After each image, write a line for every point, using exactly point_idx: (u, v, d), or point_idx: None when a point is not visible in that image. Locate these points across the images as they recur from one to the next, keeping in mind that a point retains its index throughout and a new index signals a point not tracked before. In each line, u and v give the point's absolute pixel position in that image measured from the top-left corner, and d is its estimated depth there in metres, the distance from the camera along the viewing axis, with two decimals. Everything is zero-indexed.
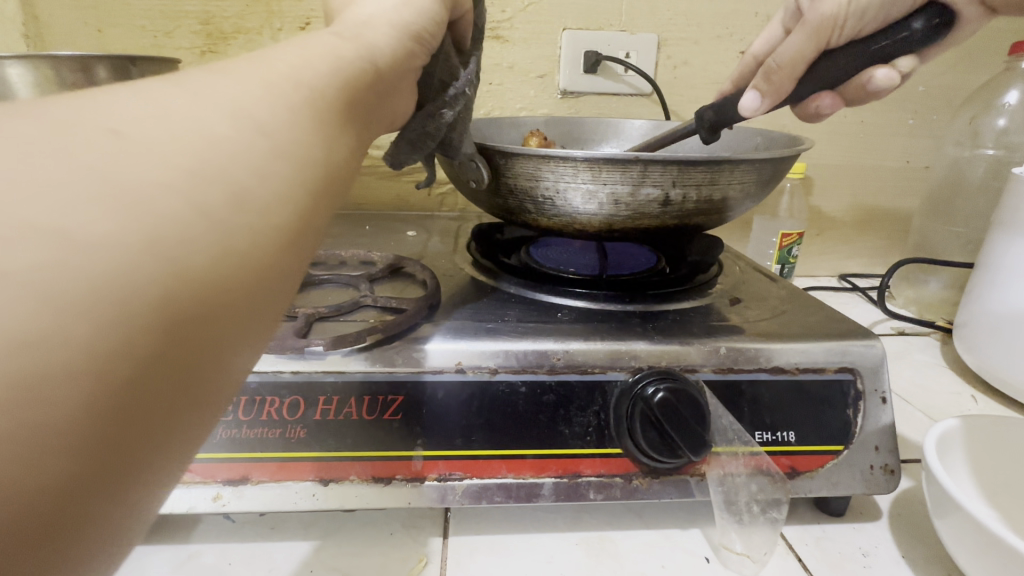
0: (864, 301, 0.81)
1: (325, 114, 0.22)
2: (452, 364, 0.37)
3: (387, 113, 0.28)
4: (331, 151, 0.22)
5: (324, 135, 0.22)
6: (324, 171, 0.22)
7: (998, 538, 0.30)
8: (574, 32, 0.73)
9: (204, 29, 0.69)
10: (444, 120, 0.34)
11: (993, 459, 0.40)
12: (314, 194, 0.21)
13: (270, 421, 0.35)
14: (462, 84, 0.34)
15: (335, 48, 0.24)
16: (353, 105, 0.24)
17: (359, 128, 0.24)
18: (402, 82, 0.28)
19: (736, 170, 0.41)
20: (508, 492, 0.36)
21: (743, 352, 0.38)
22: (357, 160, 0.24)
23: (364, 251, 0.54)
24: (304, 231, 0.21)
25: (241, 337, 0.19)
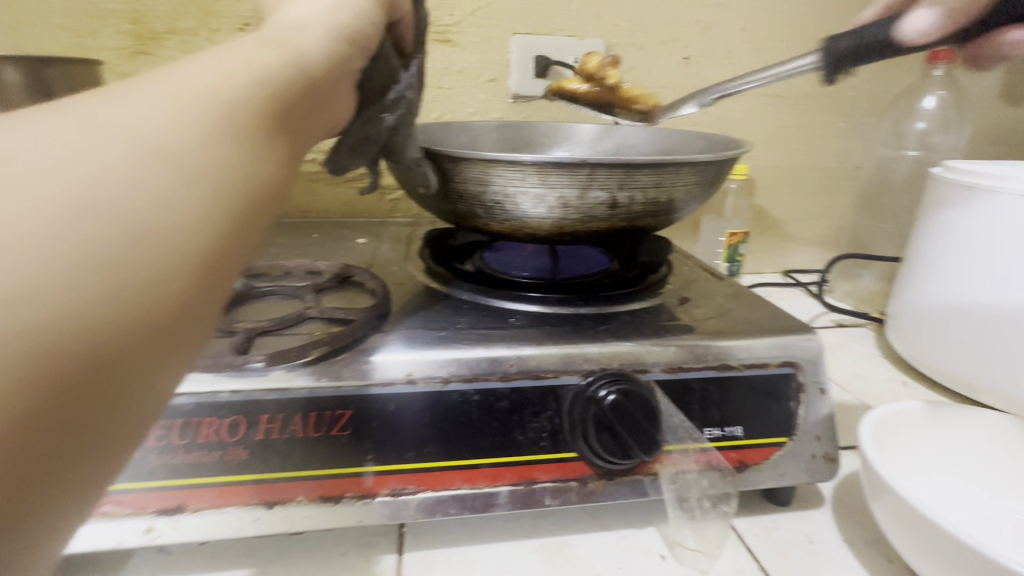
0: (806, 296, 0.86)
1: (246, 131, 0.21)
2: (403, 375, 0.36)
3: (325, 121, 0.27)
4: (257, 168, 0.21)
5: (243, 154, 0.21)
6: (243, 193, 0.20)
7: (927, 518, 0.31)
8: (522, 37, 0.74)
9: (132, 29, 0.65)
10: (384, 125, 0.34)
11: (923, 442, 0.43)
12: (231, 218, 0.20)
13: (207, 444, 0.33)
14: (403, 88, 0.34)
15: (263, 53, 0.23)
16: (283, 115, 0.23)
17: (292, 139, 0.23)
18: (340, 89, 0.27)
19: (679, 173, 0.42)
20: (464, 503, 0.36)
21: (693, 351, 0.39)
22: (291, 176, 0.23)
23: (310, 260, 0.52)
24: (234, 251, 0.20)
25: (149, 371, 0.18)
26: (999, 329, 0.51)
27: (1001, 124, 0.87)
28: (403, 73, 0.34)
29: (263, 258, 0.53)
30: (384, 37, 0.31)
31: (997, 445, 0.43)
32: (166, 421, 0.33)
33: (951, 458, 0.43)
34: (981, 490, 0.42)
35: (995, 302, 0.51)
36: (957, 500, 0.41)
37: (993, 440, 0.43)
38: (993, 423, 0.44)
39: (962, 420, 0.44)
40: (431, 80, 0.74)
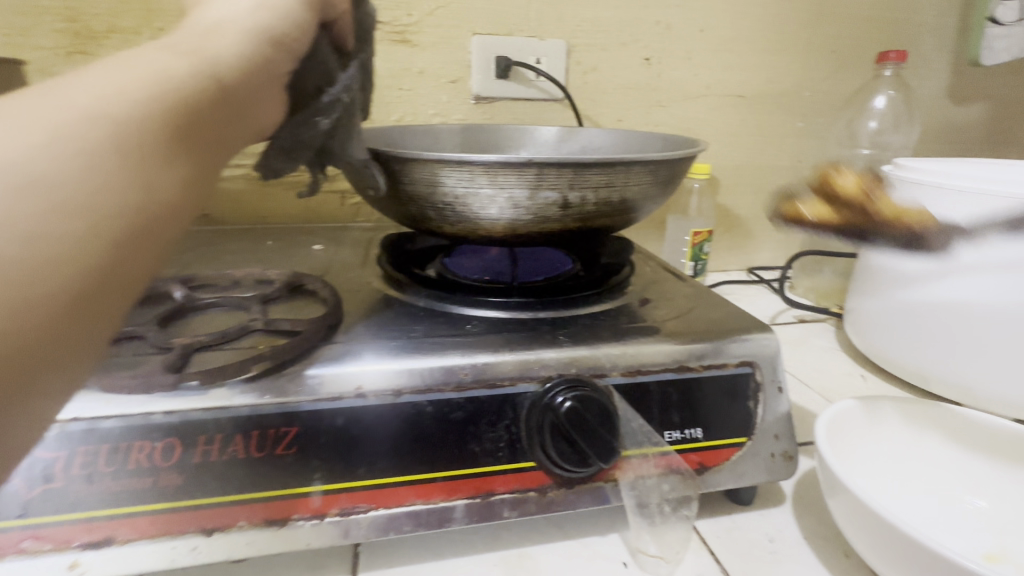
0: (769, 292, 0.87)
1: (140, 152, 0.21)
2: (352, 389, 0.34)
3: (245, 127, 0.27)
4: (148, 190, 0.21)
5: (135, 177, 0.21)
6: (131, 217, 0.21)
7: (878, 514, 0.32)
8: (483, 37, 0.73)
9: (68, 27, 0.62)
10: (318, 128, 0.34)
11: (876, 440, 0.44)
12: (117, 244, 0.21)
13: (139, 470, 0.31)
14: (338, 90, 0.34)
15: (170, 60, 0.24)
16: (188, 125, 0.23)
17: (200, 151, 0.24)
18: (263, 93, 0.28)
19: (631, 173, 0.41)
20: (418, 519, 0.34)
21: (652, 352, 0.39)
22: (195, 194, 0.24)
23: (260, 269, 0.50)
24: (122, 276, 0.21)
25: (21, 395, 0.19)
26: (947, 323, 0.53)
27: (948, 122, 0.90)
28: (340, 74, 0.34)
29: (210, 269, 0.51)
30: (316, 38, 0.32)
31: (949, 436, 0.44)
32: (93, 446, 0.31)
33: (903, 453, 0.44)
34: (933, 483, 0.43)
35: (941, 297, 0.53)
36: (908, 495, 0.42)
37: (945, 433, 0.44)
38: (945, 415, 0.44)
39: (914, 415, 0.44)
40: (391, 81, 0.72)
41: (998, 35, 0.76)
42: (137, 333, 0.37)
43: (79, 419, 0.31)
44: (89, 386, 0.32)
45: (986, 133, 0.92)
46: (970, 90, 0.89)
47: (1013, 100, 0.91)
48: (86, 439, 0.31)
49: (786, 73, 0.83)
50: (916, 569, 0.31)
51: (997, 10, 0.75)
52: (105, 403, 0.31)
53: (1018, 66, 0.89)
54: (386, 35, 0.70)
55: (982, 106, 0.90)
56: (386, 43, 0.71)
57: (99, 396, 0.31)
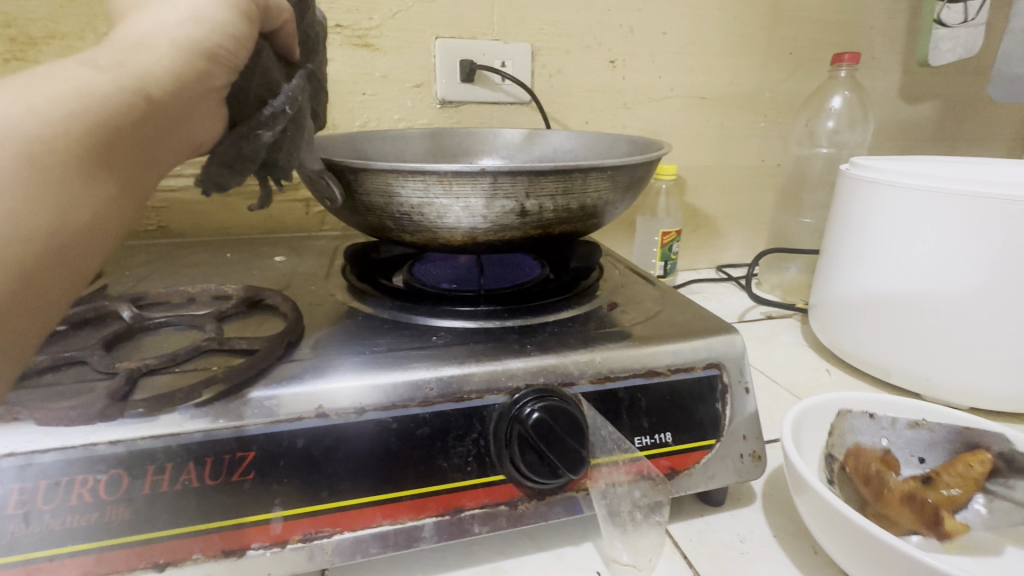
0: (738, 289, 0.88)
1: (56, 173, 0.21)
2: (312, 409, 0.33)
3: (180, 140, 0.27)
4: (67, 215, 0.22)
5: (53, 200, 0.21)
6: (47, 240, 0.21)
7: (839, 511, 0.32)
8: (446, 41, 0.72)
9: (3, 33, 0.58)
10: (262, 142, 0.33)
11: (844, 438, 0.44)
12: (31, 267, 0.21)
13: (82, 506, 0.29)
14: (282, 103, 0.33)
15: (91, 74, 0.23)
16: (112, 144, 0.23)
17: (126, 169, 0.24)
18: (198, 105, 0.28)
19: (589, 179, 0.41)
20: (386, 541, 0.33)
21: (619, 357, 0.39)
22: (121, 214, 0.24)
23: (217, 283, 0.48)
24: (40, 301, 0.22)
25: None
26: (906, 315, 0.54)
27: (900, 121, 0.93)
28: (285, 85, 0.34)
29: (163, 286, 0.48)
30: (255, 48, 0.31)
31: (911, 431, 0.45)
32: (30, 483, 0.29)
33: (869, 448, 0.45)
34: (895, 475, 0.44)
35: (899, 288, 0.54)
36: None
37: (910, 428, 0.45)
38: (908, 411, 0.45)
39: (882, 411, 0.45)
40: (354, 86, 0.71)
41: (944, 37, 0.79)
42: (80, 358, 0.35)
43: (13, 454, 0.29)
44: (22, 419, 0.30)
45: (935, 130, 0.96)
46: (920, 90, 0.92)
47: (960, 99, 0.95)
48: (22, 476, 0.29)
49: (748, 74, 0.85)
50: (874, 561, 0.31)
51: (943, 13, 0.78)
52: (42, 436, 0.29)
53: (966, 65, 0.93)
54: (346, 40, 0.69)
55: (931, 105, 0.94)
56: (347, 47, 0.69)
57: (35, 429, 0.29)
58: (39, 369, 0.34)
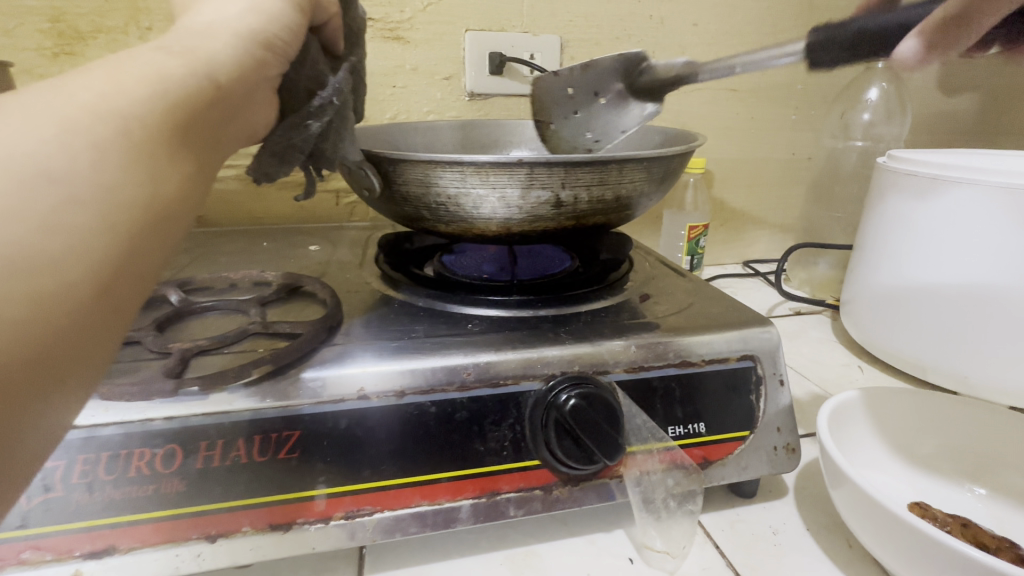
0: (766, 285, 0.87)
1: (143, 150, 0.22)
2: (354, 391, 0.34)
3: (240, 125, 0.28)
4: (157, 188, 0.22)
5: (142, 172, 0.22)
6: (144, 212, 0.22)
7: (881, 502, 0.32)
8: (476, 34, 0.72)
9: (53, 27, 0.61)
10: (310, 131, 0.34)
11: (886, 429, 0.44)
12: (131, 237, 0.22)
13: (139, 478, 0.31)
14: (329, 94, 0.34)
15: (164, 58, 0.24)
16: (189, 123, 0.24)
17: (200, 148, 0.25)
18: (254, 95, 0.29)
19: (624, 169, 0.41)
20: (424, 521, 0.34)
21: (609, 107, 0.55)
22: (198, 191, 0.25)
23: (257, 270, 0.50)
24: (139, 268, 0.22)
25: (61, 381, 0.20)
26: (944, 308, 0.53)
27: (937, 114, 0.91)
28: (331, 77, 0.34)
29: (205, 272, 0.50)
30: (305, 41, 0.32)
31: (956, 428, 0.44)
32: (93, 454, 0.30)
33: (912, 439, 0.44)
34: (937, 468, 0.44)
35: (936, 281, 0.53)
36: (911, 481, 0.43)
37: (950, 423, 0.44)
38: (948, 407, 0.44)
39: (922, 405, 0.45)
40: (384, 79, 0.72)
41: None
42: (135, 338, 0.36)
43: (78, 427, 0.30)
44: None
45: (975, 124, 0.93)
46: (959, 82, 0.90)
47: (1001, 91, 0.92)
48: (84, 448, 0.30)
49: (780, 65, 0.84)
50: (920, 556, 0.31)
51: None
52: (103, 411, 0.31)
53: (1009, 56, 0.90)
54: (378, 33, 0.70)
55: (971, 98, 0.91)
56: (378, 40, 0.70)
57: (97, 404, 0.31)
58: None
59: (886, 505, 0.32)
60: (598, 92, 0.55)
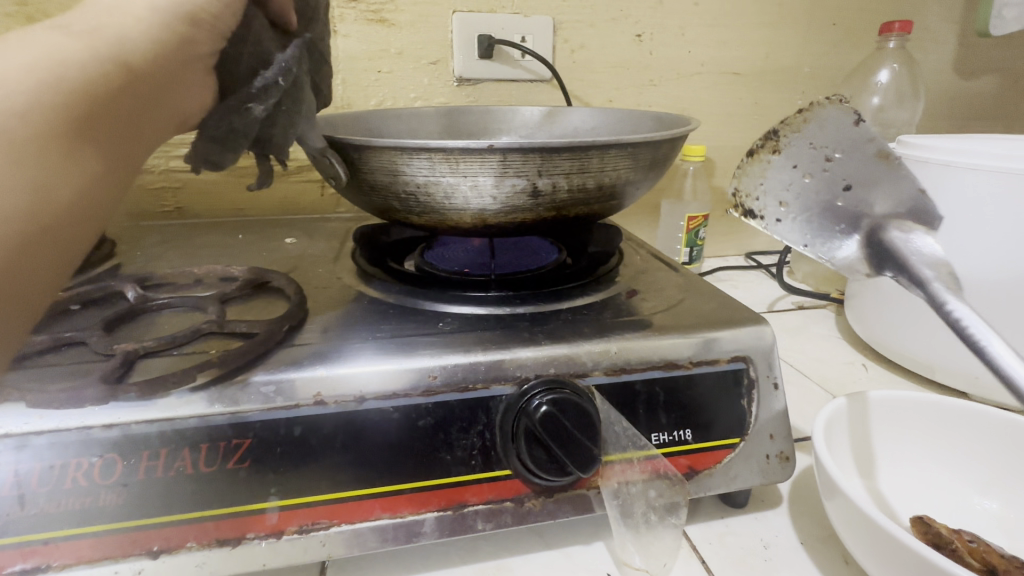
0: (768, 278, 0.84)
1: (37, 147, 0.21)
2: (311, 396, 0.32)
3: (162, 113, 0.27)
4: (53, 190, 0.22)
5: (37, 172, 0.21)
6: (42, 212, 0.22)
7: (871, 517, 0.30)
8: (463, 15, 0.69)
9: (20, 11, 0.58)
10: (253, 115, 0.32)
11: (885, 436, 0.42)
12: (29, 240, 0.21)
13: (75, 491, 0.29)
14: (274, 74, 0.32)
15: (65, 40, 0.24)
16: (91, 117, 0.23)
17: (109, 141, 0.24)
18: (177, 78, 0.28)
19: (607, 156, 0.38)
20: (385, 535, 0.32)
21: (824, 221, 0.38)
22: (108, 187, 0.24)
23: (224, 264, 0.47)
24: (38, 271, 0.22)
25: None
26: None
27: (953, 98, 0.86)
28: (278, 55, 0.32)
29: (171, 267, 0.48)
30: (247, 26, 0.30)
31: (962, 435, 0.41)
32: (25, 466, 0.28)
33: (915, 446, 0.42)
34: (941, 476, 0.41)
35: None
36: (912, 492, 0.40)
37: (956, 430, 0.41)
38: (954, 413, 0.41)
39: (926, 411, 0.41)
40: (369, 63, 0.69)
41: (1009, 3, 0.71)
42: (80, 339, 0.34)
43: (8, 436, 0.28)
44: (17, 400, 0.29)
45: (994, 107, 0.88)
46: (977, 64, 0.85)
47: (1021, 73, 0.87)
48: (15, 459, 0.28)
49: (785, 48, 0.80)
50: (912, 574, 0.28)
51: None
52: (36, 418, 0.29)
53: None
54: (361, 15, 0.67)
55: (991, 80, 0.86)
56: (362, 23, 0.67)
57: (29, 411, 0.29)
58: (39, 350, 0.33)
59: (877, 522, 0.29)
60: (846, 185, 0.37)
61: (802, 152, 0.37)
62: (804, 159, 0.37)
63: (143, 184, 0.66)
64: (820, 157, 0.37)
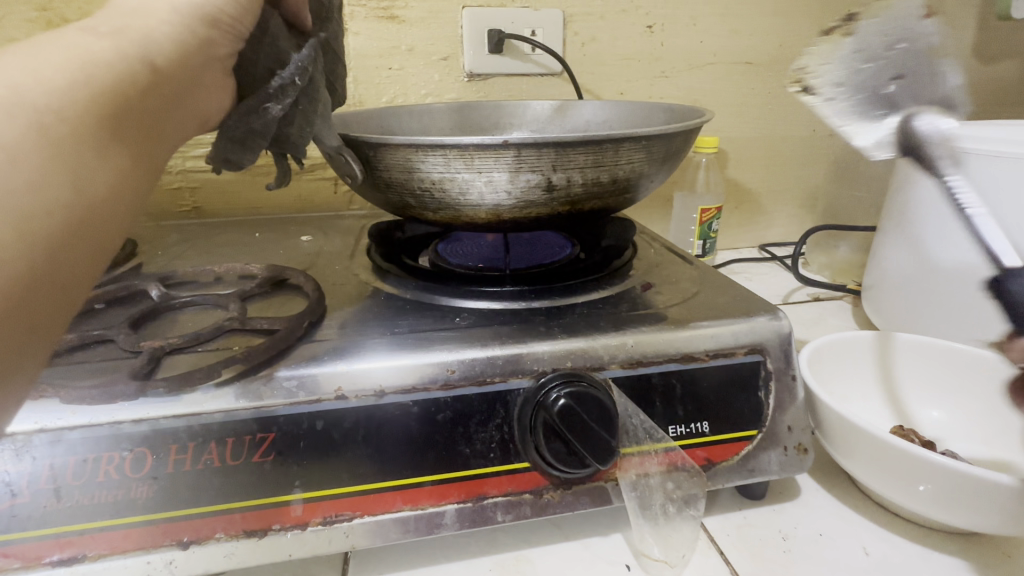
0: (783, 270, 0.83)
1: (65, 143, 0.22)
2: (332, 391, 0.32)
3: (184, 114, 0.28)
4: (85, 187, 0.23)
5: (67, 168, 0.22)
6: (74, 207, 0.22)
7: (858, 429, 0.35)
8: (473, 11, 0.69)
9: (40, 16, 0.59)
10: (271, 115, 0.32)
11: (856, 369, 0.47)
12: (63, 234, 0.22)
13: (108, 483, 0.30)
14: (289, 74, 0.32)
15: (90, 40, 0.24)
16: (119, 116, 0.24)
17: (135, 141, 0.25)
18: (200, 78, 0.29)
19: (621, 149, 0.38)
20: (406, 527, 0.32)
21: (864, 107, 0.36)
22: (134, 186, 0.25)
23: (243, 263, 0.48)
24: (66, 271, 0.22)
25: None
26: None
27: (974, 83, 0.84)
28: (294, 55, 0.32)
29: (191, 265, 0.49)
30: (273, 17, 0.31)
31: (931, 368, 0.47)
32: (59, 459, 0.29)
33: (880, 377, 0.48)
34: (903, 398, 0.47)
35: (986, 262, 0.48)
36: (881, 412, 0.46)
37: (917, 359, 0.47)
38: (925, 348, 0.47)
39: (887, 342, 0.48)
40: (380, 61, 0.69)
41: None
42: (107, 337, 0.35)
43: (43, 430, 0.29)
44: (49, 396, 0.30)
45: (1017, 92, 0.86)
46: (999, 47, 0.83)
47: None
48: (49, 452, 0.29)
49: (799, 36, 0.78)
50: (890, 466, 0.34)
51: None
52: (69, 414, 0.30)
53: None
54: (371, 13, 0.67)
55: (1014, 64, 0.84)
56: (372, 20, 0.67)
57: (62, 407, 0.30)
58: (69, 347, 0.34)
59: (862, 428, 0.34)
60: (897, 76, 0.35)
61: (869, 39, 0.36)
62: (869, 41, 0.36)
63: (162, 185, 0.67)
64: (885, 43, 0.35)
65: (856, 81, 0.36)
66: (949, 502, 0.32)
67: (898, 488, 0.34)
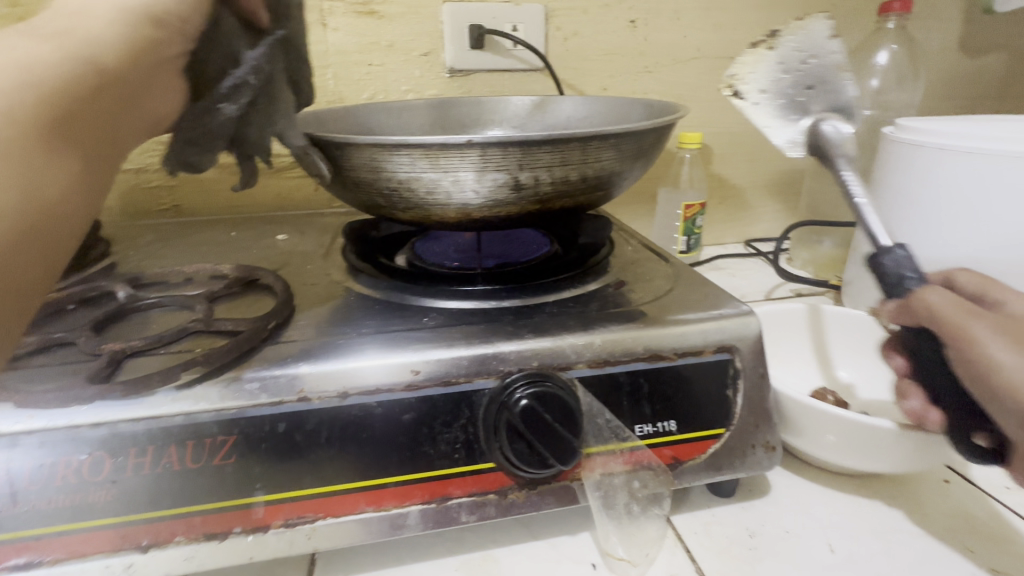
0: (767, 265, 0.83)
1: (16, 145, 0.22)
2: (294, 393, 0.32)
3: (133, 117, 0.28)
4: (40, 189, 0.22)
5: (20, 170, 0.22)
6: (29, 209, 0.22)
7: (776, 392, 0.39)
8: (454, 6, 0.68)
9: (10, 12, 0.58)
10: (224, 115, 0.32)
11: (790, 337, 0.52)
12: (19, 237, 0.22)
13: (66, 487, 0.29)
14: (242, 74, 0.31)
15: (30, 43, 0.24)
16: (66, 118, 0.24)
17: (84, 142, 0.25)
18: (149, 80, 0.29)
19: (589, 147, 0.38)
20: (369, 528, 0.32)
21: (782, 108, 0.44)
22: (87, 187, 0.25)
23: (214, 263, 0.48)
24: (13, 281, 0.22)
25: None
26: None
27: (958, 77, 0.84)
28: (246, 54, 0.31)
29: (162, 265, 0.48)
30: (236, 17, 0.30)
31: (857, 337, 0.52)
32: (15, 464, 0.29)
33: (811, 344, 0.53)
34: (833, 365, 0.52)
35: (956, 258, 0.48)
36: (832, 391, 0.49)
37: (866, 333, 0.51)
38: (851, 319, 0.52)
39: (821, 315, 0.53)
40: (360, 57, 0.68)
41: None
42: (69, 339, 0.35)
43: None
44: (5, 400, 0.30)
45: (1001, 86, 0.86)
46: (982, 42, 0.83)
47: None
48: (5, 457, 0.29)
49: None
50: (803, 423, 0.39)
51: None
52: (26, 418, 0.29)
53: None
54: (350, 8, 0.66)
55: (997, 58, 0.84)
56: (351, 16, 0.67)
57: (19, 411, 0.29)
58: (30, 349, 0.34)
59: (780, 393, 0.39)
60: (807, 88, 0.44)
61: (789, 57, 0.45)
62: (784, 55, 0.45)
63: (139, 183, 0.66)
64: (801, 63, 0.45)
65: (777, 88, 0.45)
66: (851, 449, 0.37)
67: (813, 441, 0.39)
